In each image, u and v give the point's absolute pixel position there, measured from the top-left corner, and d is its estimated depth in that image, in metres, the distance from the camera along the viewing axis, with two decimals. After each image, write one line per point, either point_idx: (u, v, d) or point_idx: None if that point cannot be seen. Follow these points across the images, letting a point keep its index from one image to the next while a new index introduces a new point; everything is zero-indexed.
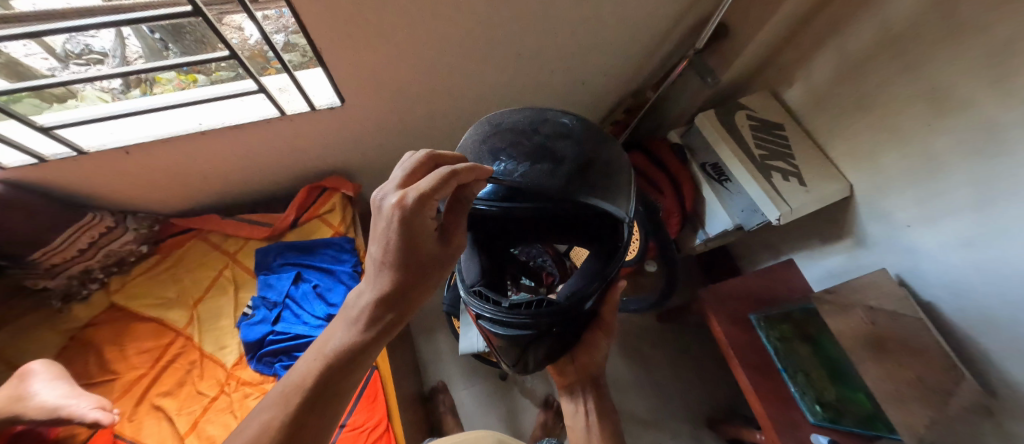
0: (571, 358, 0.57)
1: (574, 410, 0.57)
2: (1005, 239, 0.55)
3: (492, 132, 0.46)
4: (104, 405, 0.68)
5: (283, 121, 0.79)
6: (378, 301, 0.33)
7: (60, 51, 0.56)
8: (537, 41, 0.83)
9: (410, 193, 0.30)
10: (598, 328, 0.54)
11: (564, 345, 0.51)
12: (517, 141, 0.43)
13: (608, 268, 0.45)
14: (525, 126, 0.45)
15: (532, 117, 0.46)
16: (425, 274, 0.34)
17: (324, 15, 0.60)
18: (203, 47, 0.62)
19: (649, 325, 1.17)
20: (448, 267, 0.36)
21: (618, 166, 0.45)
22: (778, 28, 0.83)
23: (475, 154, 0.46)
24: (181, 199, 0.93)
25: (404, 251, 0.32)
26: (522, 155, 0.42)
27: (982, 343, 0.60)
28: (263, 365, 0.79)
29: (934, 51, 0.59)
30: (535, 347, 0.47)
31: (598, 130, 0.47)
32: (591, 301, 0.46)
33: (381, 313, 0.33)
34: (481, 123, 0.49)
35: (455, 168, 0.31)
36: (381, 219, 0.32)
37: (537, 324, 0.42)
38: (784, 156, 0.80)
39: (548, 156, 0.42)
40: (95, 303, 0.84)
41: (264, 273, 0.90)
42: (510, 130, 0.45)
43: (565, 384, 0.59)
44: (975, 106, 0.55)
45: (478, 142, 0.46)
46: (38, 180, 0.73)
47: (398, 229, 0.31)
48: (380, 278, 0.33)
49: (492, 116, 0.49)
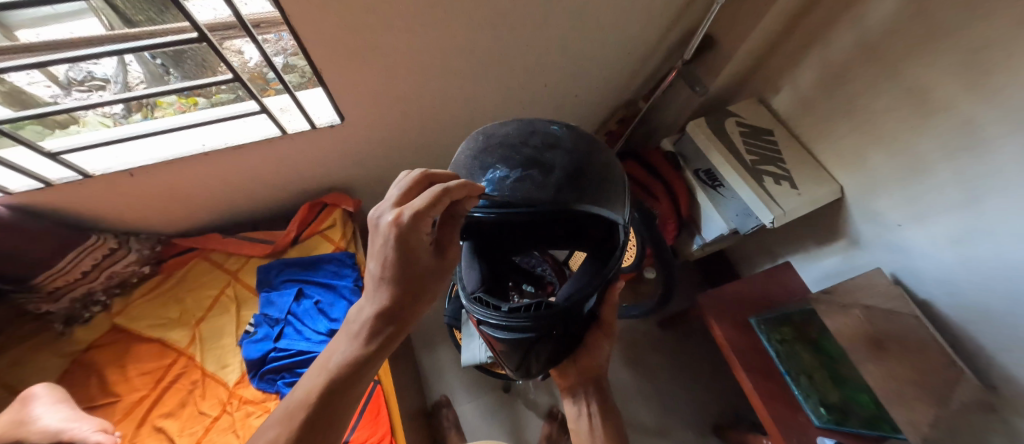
0: (573, 360, 0.58)
1: (577, 413, 0.57)
2: (995, 235, 0.56)
3: (484, 147, 0.47)
4: (105, 428, 0.68)
5: (284, 140, 0.81)
6: (378, 314, 0.34)
7: (62, 78, 0.58)
8: (530, 55, 0.85)
9: (406, 210, 0.32)
10: (598, 329, 0.55)
11: (567, 347, 0.51)
12: (508, 155, 0.45)
13: (607, 270, 0.45)
14: (514, 139, 0.46)
15: (520, 130, 0.48)
16: (422, 288, 0.35)
17: (324, 37, 0.63)
18: (204, 71, 0.64)
19: (651, 331, 1.17)
20: (445, 280, 0.37)
21: (608, 173, 0.46)
22: (763, 37, 0.85)
23: (468, 169, 0.47)
24: (183, 219, 0.94)
25: (402, 267, 0.33)
26: (512, 167, 0.44)
27: (979, 336, 0.61)
28: (265, 383, 0.79)
29: (913, 56, 0.62)
30: (537, 350, 0.47)
31: (587, 138, 0.48)
32: (591, 302, 0.47)
33: (381, 326, 0.34)
34: (473, 139, 0.51)
35: (446, 186, 0.33)
36: (378, 237, 0.33)
37: (539, 327, 0.42)
38: (774, 161, 0.82)
39: (538, 167, 0.44)
40: (97, 325, 0.84)
41: (266, 290, 0.91)
42: (500, 145, 0.46)
43: (568, 386, 0.59)
44: (957, 106, 0.57)
45: (471, 158, 0.48)
46: (43, 204, 0.74)
47: (394, 246, 0.32)
48: (378, 294, 0.34)
49: (483, 131, 0.51)
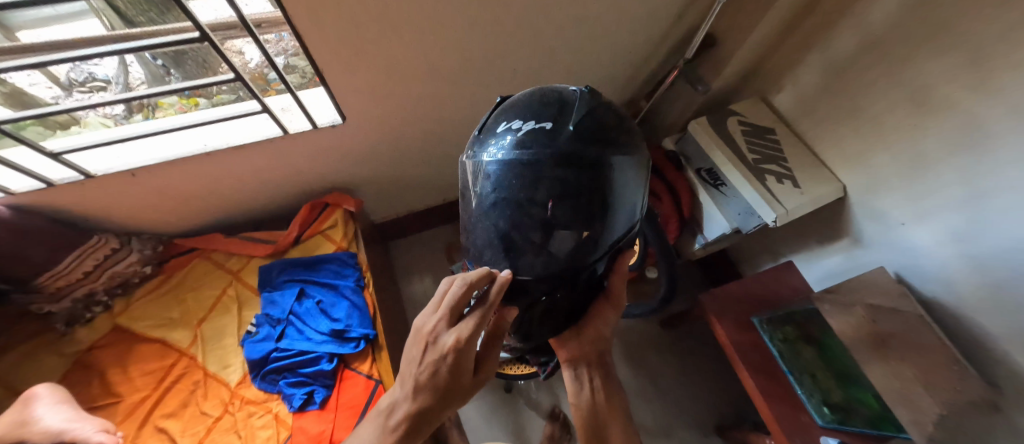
0: (577, 331, 0.55)
1: (578, 387, 0.55)
2: (998, 233, 0.56)
3: (489, 199, 0.41)
4: (108, 428, 0.68)
5: (285, 140, 0.80)
6: (411, 415, 0.37)
7: (64, 79, 0.58)
8: (531, 55, 0.85)
9: (461, 334, 0.36)
10: (604, 300, 0.54)
11: (571, 316, 0.49)
12: (520, 218, 0.39)
13: (621, 237, 0.43)
14: (520, 195, 0.38)
15: (523, 175, 0.38)
16: (457, 400, 0.38)
17: (326, 37, 0.63)
18: (204, 71, 0.64)
19: (654, 331, 1.16)
20: (475, 393, 0.40)
21: (621, 180, 0.40)
22: (765, 35, 0.85)
23: (480, 220, 0.42)
24: (184, 219, 0.93)
25: (446, 381, 0.36)
26: (527, 119, 0.41)
27: (982, 335, 0.61)
28: (267, 383, 0.80)
29: (914, 55, 0.62)
30: (544, 313, 0.46)
31: (607, 101, 0.46)
32: (600, 271, 0.44)
33: (413, 425, 0.38)
34: (473, 171, 0.44)
35: (491, 307, 0.37)
36: (433, 353, 0.36)
37: (543, 286, 0.41)
38: (776, 159, 0.82)
39: (556, 225, 0.38)
40: (99, 325, 0.84)
41: (268, 290, 0.91)
42: (508, 202, 0.39)
43: (568, 358, 0.56)
44: (960, 104, 0.57)
45: (479, 203, 0.42)
46: (44, 205, 0.74)
47: (446, 364, 0.36)
48: (417, 397, 0.37)
49: (481, 162, 0.43)
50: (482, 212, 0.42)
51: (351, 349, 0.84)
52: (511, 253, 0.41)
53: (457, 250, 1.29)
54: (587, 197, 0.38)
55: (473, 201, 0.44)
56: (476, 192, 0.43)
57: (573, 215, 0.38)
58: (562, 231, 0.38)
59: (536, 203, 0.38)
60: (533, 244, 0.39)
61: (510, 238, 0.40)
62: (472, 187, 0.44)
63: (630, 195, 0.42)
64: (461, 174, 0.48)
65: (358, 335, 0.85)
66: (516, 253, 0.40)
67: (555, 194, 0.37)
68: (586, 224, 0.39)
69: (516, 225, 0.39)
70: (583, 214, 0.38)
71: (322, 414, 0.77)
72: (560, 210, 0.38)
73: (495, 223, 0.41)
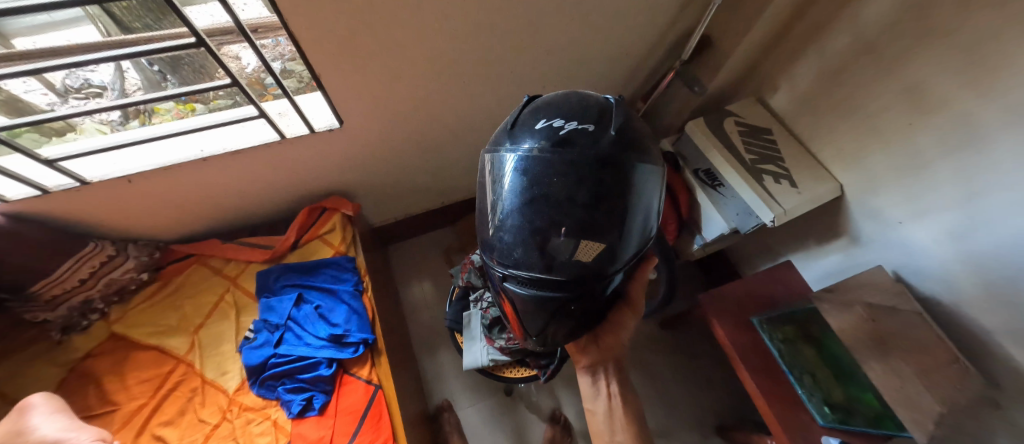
0: (596, 338, 0.59)
1: (594, 394, 0.60)
2: (996, 230, 0.56)
3: (524, 197, 0.39)
4: (104, 437, 0.67)
5: (283, 144, 0.80)
6: None
7: (59, 86, 0.57)
8: (527, 58, 0.85)
9: None
10: (626, 308, 0.55)
11: (585, 324, 0.49)
12: (557, 218, 0.37)
13: (639, 248, 0.43)
14: (559, 195, 0.37)
15: (565, 174, 0.37)
16: None
17: (323, 42, 0.63)
18: (201, 76, 0.64)
19: (654, 333, 1.16)
20: None
21: (648, 191, 0.41)
22: (761, 36, 0.86)
23: (510, 217, 0.40)
24: (180, 225, 0.93)
25: None
26: (568, 118, 0.40)
27: (982, 332, 0.61)
28: (265, 389, 0.80)
29: (909, 55, 0.62)
30: (559, 319, 0.45)
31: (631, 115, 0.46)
32: (615, 282, 0.45)
33: None
34: (506, 166, 0.41)
35: None
36: None
37: (567, 290, 0.41)
38: (773, 159, 0.82)
39: (591, 230, 0.37)
40: (95, 333, 0.84)
41: (264, 295, 0.90)
42: (545, 201, 0.37)
43: (586, 364, 0.60)
44: (954, 101, 0.57)
45: (510, 200, 0.40)
46: (40, 212, 0.73)
47: None
48: None
49: (517, 157, 0.40)
50: (513, 207, 0.40)
51: (350, 353, 0.84)
52: (541, 253, 0.39)
53: (456, 253, 1.29)
54: (623, 203, 0.38)
55: (502, 196, 0.41)
56: (508, 186, 0.40)
57: (607, 221, 0.38)
58: (595, 234, 0.37)
59: (575, 203, 0.37)
60: (565, 247, 0.38)
61: (542, 238, 0.38)
62: (502, 181, 0.41)
63: (652, 206, 0.43)
64: (486, 168, 0.45)
65: (358, 340, 0.85)
66: (544, 255, 0.39)
67: (593, 196, 0.37)
68: (615, 232, 0.38)
69: (552, 224, 0.37)
70: (616, 222, 0.38)
71: (321, 419, 0.77)
72: (596, 213, 0.37)
73: (525, 222, 0.39)
